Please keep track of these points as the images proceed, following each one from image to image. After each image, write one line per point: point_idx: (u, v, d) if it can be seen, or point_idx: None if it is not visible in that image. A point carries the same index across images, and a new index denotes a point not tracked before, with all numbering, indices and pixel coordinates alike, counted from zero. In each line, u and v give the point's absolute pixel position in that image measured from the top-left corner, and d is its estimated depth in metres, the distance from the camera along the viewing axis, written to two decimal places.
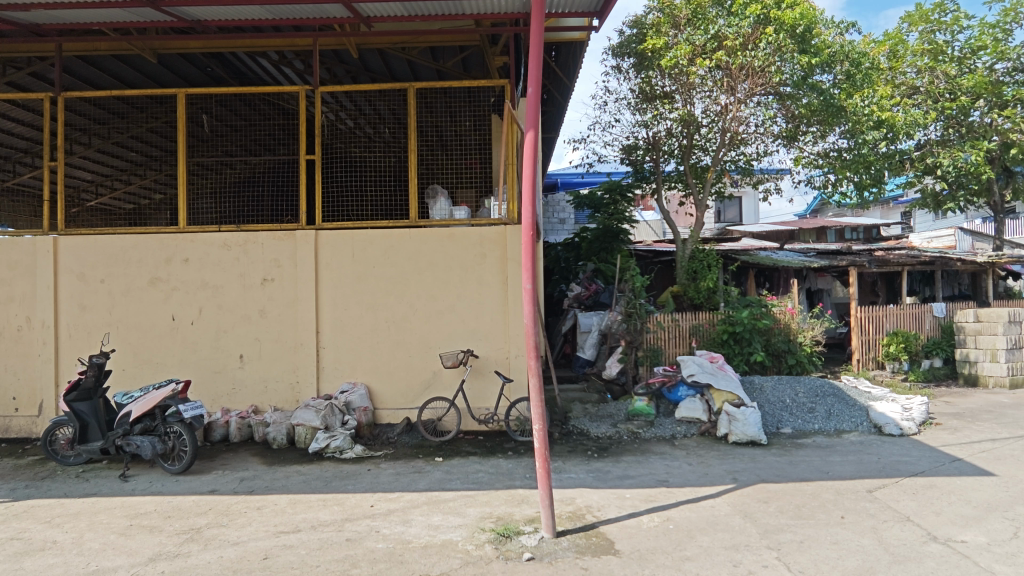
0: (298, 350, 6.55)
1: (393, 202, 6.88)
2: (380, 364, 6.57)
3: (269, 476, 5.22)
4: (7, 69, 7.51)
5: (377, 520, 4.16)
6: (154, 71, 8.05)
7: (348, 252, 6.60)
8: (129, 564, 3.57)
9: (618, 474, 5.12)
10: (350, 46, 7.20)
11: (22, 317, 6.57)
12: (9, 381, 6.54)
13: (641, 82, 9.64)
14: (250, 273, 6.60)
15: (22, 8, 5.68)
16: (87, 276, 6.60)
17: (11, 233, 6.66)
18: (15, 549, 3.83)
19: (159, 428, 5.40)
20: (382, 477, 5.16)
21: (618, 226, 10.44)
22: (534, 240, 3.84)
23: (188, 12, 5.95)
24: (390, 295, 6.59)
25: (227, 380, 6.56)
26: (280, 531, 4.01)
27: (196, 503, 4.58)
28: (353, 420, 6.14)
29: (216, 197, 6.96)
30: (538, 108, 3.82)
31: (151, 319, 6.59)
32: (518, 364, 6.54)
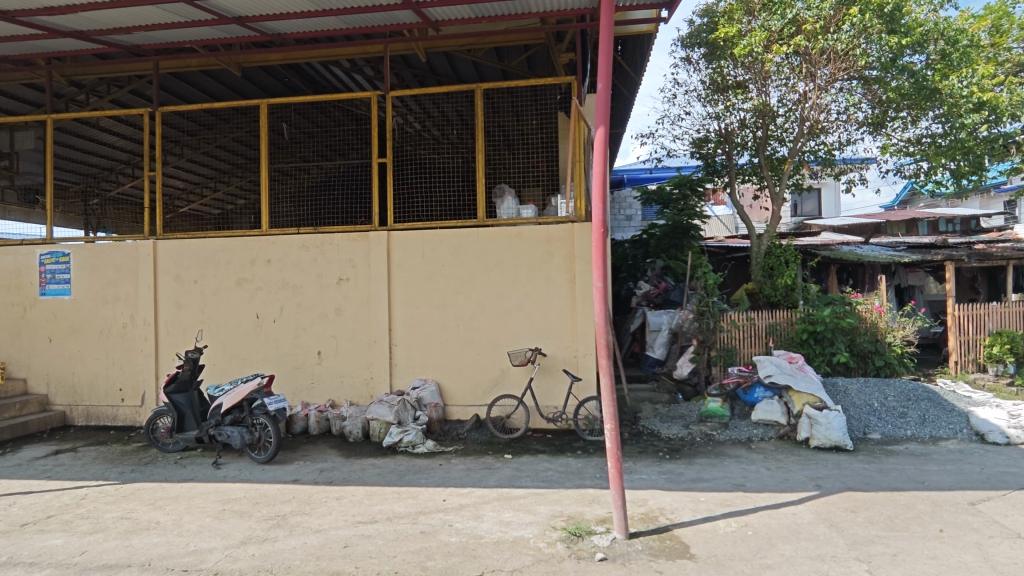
0: (372, 347, 6.78)
1: (461, 202, 6.99)
2: (450, 361, 6.70)
3: (347, 468, 5.44)
4: (111, 88, 8.19)
5: (450, 514, 4.24)
6: (238, 83, 8.59)
7: (418, 252, 6.77)
8: (223, 546, 3.81)
9: (691, 476, 4.97)
10: (419, 50, 7.35)
11: (126, 316, 7.15)
12: (116, 373, 7.14)
13: (712, 72, 9.35)
14: (327, 273, 6.89)
15: (125, 31, 6.18)
16: (182, 278, 7.11)
17: (115, 238, 7.26)
18: (124, 527, 4.18)
19: (246, 420, 5.73)
20: (453, 472, 5.25)
21: (689, 222, 10.22)
22: (604, 237, 3.80)
23: (270, 26, 6.28)
24: (459, 294, 6.70)
25: (307, 375, 6.88)
26: (358, 521, 4.16)
27: (281, 491, 4.84)
28: (424, 416, 6.28)
29: (293, 201, 7.25)
30: (609, 102, 3.77)
31: (238, 317, 7.01)
32: (586, 362, 6.48)
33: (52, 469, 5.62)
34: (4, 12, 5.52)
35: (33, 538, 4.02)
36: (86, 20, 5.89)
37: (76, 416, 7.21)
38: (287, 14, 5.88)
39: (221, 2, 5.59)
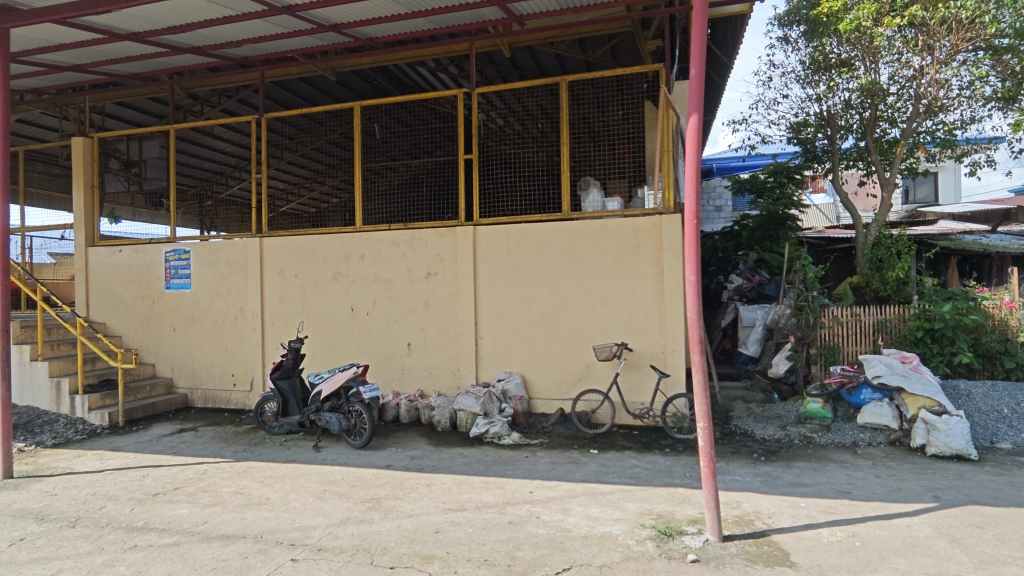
0: (459, 339, 6.95)
1: (546, 196, 6.98)
2: (535, 355, 6.74)
3: (436, 456, 5.62)
4: (221, 98, 8.92)
5: (537, 506, 4.27)
6: (332, 88, 9.07)
7: (504, 247, 6.84)
8: (326, 524, 4.06)
9: (790, 481, 4.71)
10: (503, 46, 7.40)
11: (237, 307, 7.76)
12: (229, 360, 7.77)
13: (813, 51, 8.75)
14: (416, 267, 7.13)
15: (235, 44, 6.67)
16: (285, 273, 7.61)
17: (225, 236, 7.88)
18: (239, 502, 4.54)
19: (344, 407, 6.07)
20: (539, 465, 5.29)
21: (785, 212, 9.63)
22: (699, 228, 3.66)
23: (363, 31, 6.56)
24: (543, 288, 6.71)
25: (398, 366, 7.17)
26: (449, 508, 4.29)
27: (376, 476, 5.08)
28: (509, 408, 6.38)
29: (383, 199, 7.55)
30: (704, 87, 3.62)
31: (335, 310, 7.41)
32: (674, 359, 6.31)
33: (177, 445, 6.22)
34: (135, 34, 6.09)
35: (164, 507, 4.47)
36: (202, 37, 6.40)
37: (196, 399, 7.93)
38: (379, 18, 6.12)
39: (320, 12, 5.89)
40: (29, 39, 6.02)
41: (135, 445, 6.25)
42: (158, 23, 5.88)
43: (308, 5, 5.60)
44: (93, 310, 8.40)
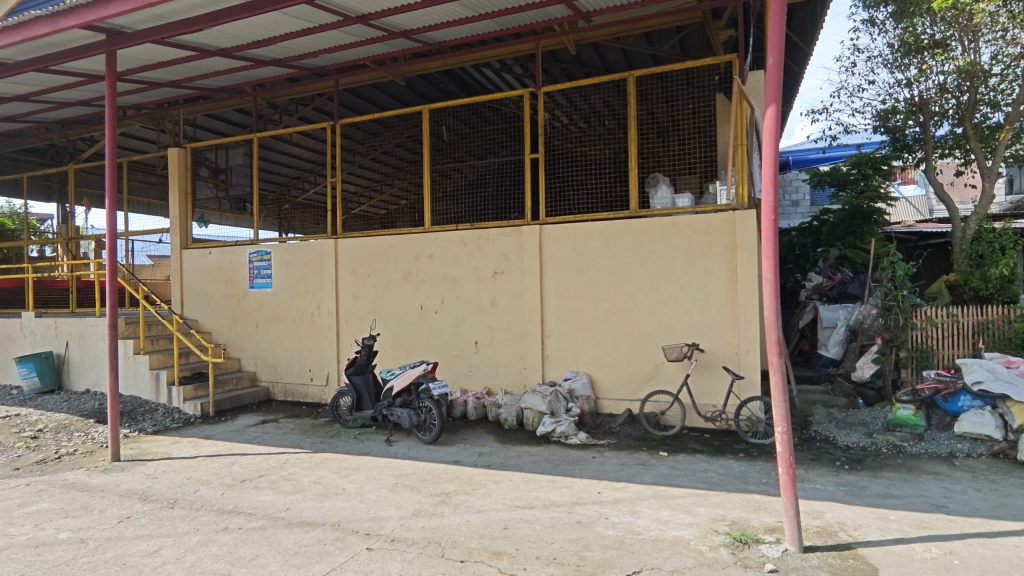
0: (525, 337, 6.98)
1: (613, 193, 6.90)
2: (602, 354, 6.67)
3: (503, 454, 5.67)
4: (298, 106, 9.37)
5: (606, 507, 4.23)
6: (401, 92, 9.34)
7: (570, 245, 6.82)
8: (398, 516, 4.18)
9: (878, 492, 4.42)
10: (569, 44, 7.35)
11: (314, 306, 8.14)
12: (306, 356, 8.17)
13: (902, 33, 8.13)
14: (483, 266, 7.22)
15: (313, 55, 7.00)
16: (358, 272, 7.91)
17: (303, 238, 8.29)
18: (318, 491, 4.77)
19: (414, 402, 6.24)
20: (606, 465, 5.23)
21: (870, 205, 9.21)
22: (776, 224, 3.51)
23: (432, 36, 6.72)
24: (610, 287, 6.63)
25: (465, 363, 7.29)
26: (517, 505, 4.32)
27: (445, 471, 5.19)
28: (576, 408, 6.36)
29: (450, 201, 7.68)
30: (782, 76, 3.45)
31: (405, 308, 7.63)
32: (749, 360, 6.07)
33: (261, 435, 6.59)
34: (223, 50, 6.50)
35: (250, 492, 4.76)
36: (283, 49, 6.75)
37: (276, 392, 8.37)
38: (447, 22, 6.25)
39: (391, 19, 6.07)
40: (132, 60, 6.55)
41: (224, 434, 6.68)
42: (243, 39, 6.25)
43: (380, 13, 5.78)
44: (187, 307, 9.05)
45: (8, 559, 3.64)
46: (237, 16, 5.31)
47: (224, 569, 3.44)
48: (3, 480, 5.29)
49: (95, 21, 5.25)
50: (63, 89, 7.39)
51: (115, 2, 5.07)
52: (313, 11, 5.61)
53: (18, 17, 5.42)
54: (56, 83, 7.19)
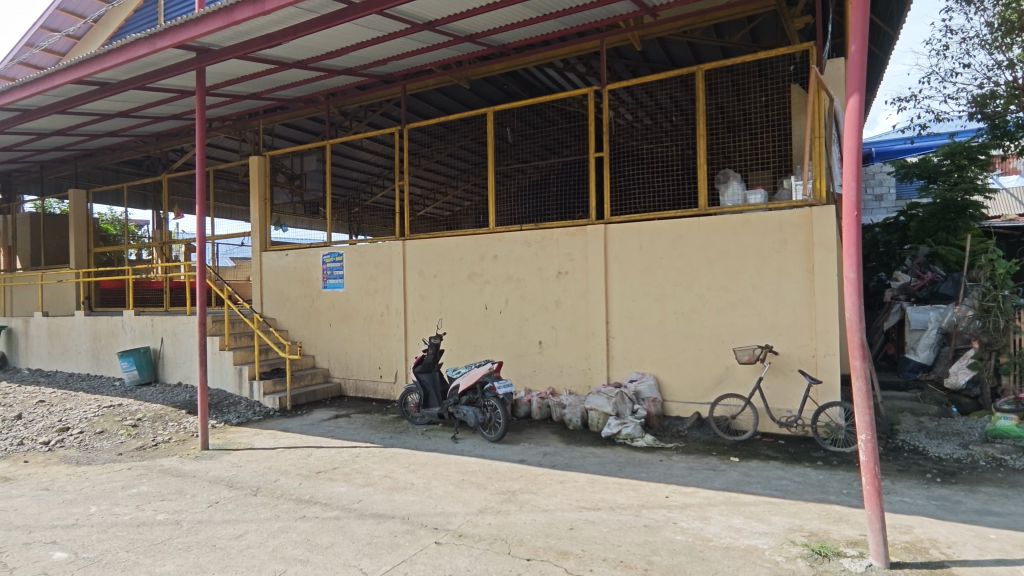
0: (590, 338, 6.93)
1: (681, 191, 6.75)
2: (669, 356, 6.52)
3: (569, 454, 5.65)
4: (367, 113, 9.71)
5: (674, 511, 4.14)
6: (464, 96, 9.51)
7: (636, 245, 6.71)
8: (465, 512, 4.25)
9: (975, 508, 4.09)
10: (634, 40, 7.24)
11: (383, 306, 8.41)
12: (376, 353, 8.45)
13: (1003, 10, 7.53)
14: (547, 266, 7.22)
15: (382, 63, 7.23)
16: (425, 273, 8.10)
17: (372, 240, 8.58)
18: (389, 484, 4.92)
19: (480, 401, 6.34)
20: (674, 469, 5.11)
21: (965, 199, 8.54)
22: (858, 220, 3.32)
23: (496, 39, 6.80)
24: (678, 287, 6.47)
25: (529, 363, 7.32)
26: (583, 507, 4.29)
27: (511, 470, 5.24)
28: (643, 410, 6.26)
29: (514, 201, 7.74)
30: (866, 63, 3.26)
31: (470, 308, 7.75)
32: (827, 363, 5.76)
33: (335, 429, 6.89)
34: (300, 62, 6.83)
35: (325, 483, 4.99)
36: (354, 58, 7.02)
37: (348, 388, 8.70)
38: (511, 24, 6.30)
39: (457, 24, 6.20)
40: (219, 75, 7.01)
41: (301, 427, 7.02)
42: (318, 50, 6.55)
43: (446, 19, 5.92)
44: (266, 306, 9.56)
45: (114, 536, 3.98)
46: (314, 29, 5.58)
47: (303, 555, 3.62)
48: (109, 463, 5.78)
49: (188, 40, 5.67)
50: (158, 104, 7.99)
51: (206, 22, 5.46)
52: (383, 20, 5.81)
53: (122, 40, 5.94)
54: (153, 99, 7.79)
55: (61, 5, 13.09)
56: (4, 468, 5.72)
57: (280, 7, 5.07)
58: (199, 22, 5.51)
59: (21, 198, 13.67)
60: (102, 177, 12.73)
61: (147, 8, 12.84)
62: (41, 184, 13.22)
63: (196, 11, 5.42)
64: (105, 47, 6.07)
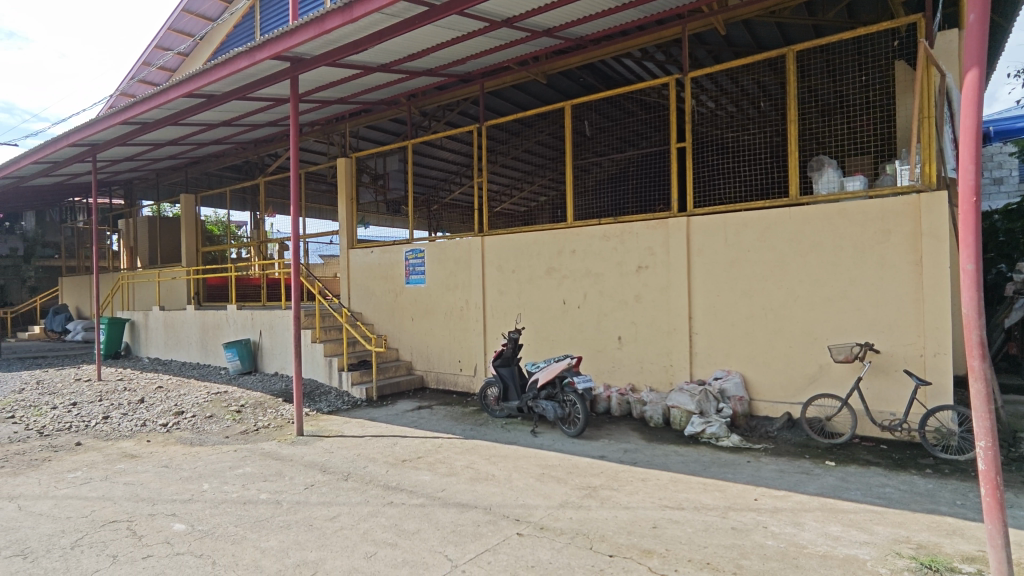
0: (672, 334, 6.75)
1: (769, 179, 6.46)
2: (757, 353, 6.24)
3: (650, 452, 5.55)
4: (445, 112, 9.92)
5: (764, 515, 3.97)
6: (540, 90, 9.53)
7: (722, 238, 6.46)
8: (547, 505, 4.28)
9: None
10: (718, 25, 6.97)
11: (463, 301, 8.61)
12: (457, 347, 8.67)
13: None
14: (627, 261, 7.10)
15: (461, 62, 7.38)
16: (503, 268, 8.20)
17: (453, 236, 8.79)
18: (471, 475, 5.04)
19: (559, 396, 6.35)
20: (763, 471, 4.89)
21: None
22: (977, 207, 2.94)
23: (574, 31, 6.75)
24: (767, 280, 6.17)
25: (608, 359, 7.25)
26: (666, 505, 4.21)
27: (591, 465, 5.21)
28: (728, 408, 6.04)
29: (592, 195, 7.66)
30: (987, 34, 2.89)
31: (548, 303, 7.76)
32: (937, 363, 5.31)
33: (418, 420, 7.14)
34: (383, 66, 7.08)
35: (410, 472, 5.18)
36: (435, 59, 7.21)
37: (430, 380, 8.98)
38: (590, 16, 6.24)
39: (535, 19, 6.21)
40: (310, 82, 7.41)
41: (386, 417, 7.33)
42: (401, 53, 6.76)
43: (524, 14, 5.94)
44: (353, 300, 10.03)
45: (225, 511, 4.34)
46: (397, 33, 5.78)
47: (392, 539, 3.79)
48: (218, 445, 6.30)
49: (284, 51, 6.04)
50: (256, 112, 8.56)
51: (299, 33, 5.79)
52: (464, 20, 5.91)
53: (225, 55, 6.41)
54: (252, 108, 8.36)
55: (173, 26, 14.36)
56: (131, 446, 6.37)
57: (366, 14, 5.28)
58: (293, 34, 5.84)
59: (140, 203, 15.11)
60: (207, 182, 13.81)
61: (245, 23, 13.84)
62: (157, 190, 14.55)
63: (290, 22, 5.76)
64: (211, 61, 6.57)
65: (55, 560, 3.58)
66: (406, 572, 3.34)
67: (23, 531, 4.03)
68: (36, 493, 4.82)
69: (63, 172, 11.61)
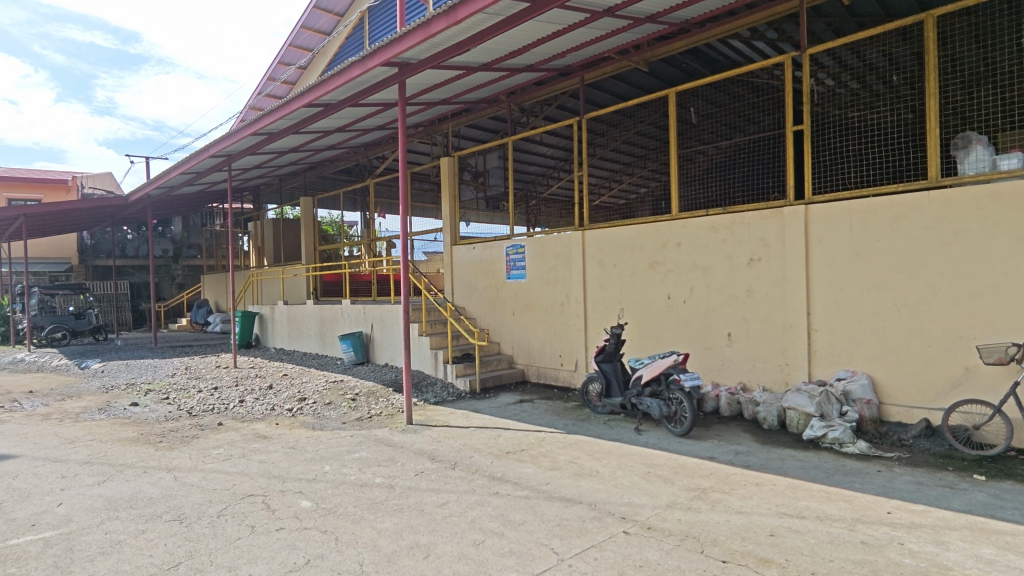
0: (787, 331, 6.34)
1: (902, 161, 5.84)
2: (888, 352, 5.69)
3: (764, 455, 5.25)
4: (543, 107, 9.91)
5: (900, 530, 3.61)
6: (640, 79, 9.30)
7: (846, 227, 5.95)
8: (654, 505, 4.18)
9: None
10: None
11: (563, 295, 8.60)
12: (558, 342, 8.68)
13: None
14: (737, 253, 6.74)
15: (561, 56, 7.36)
16: (604, 262, 8.09)
17: (553, 231, 8.79)
18: (574, 470, 5.04)
19: (664, 393, 6.17)
20: (897, 483, 4.45)
21: None
22: None
23: (680, 15, 6.49)
24: (901, 272, 5.60)
25: (717, 356, 6.94)
26: (784, 513, 3.96)
27: (700, 466, 5.02)
28: (853, 412, 5.56)
29: (696, 186, 7.35)
30: None
31: (652, 298, 7.56)
32: None
33: (520, 413, 7.25)
34: (485, 65, 7.21)
35: (515, 463, 5.27)
36: (536, 55, 7.24)
37: (531, 374, 9.07)
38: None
39: (638, 6, 6.04)
40: (416, 86, 7.71)
41: (490, 409, 7.51)
42: (502, 51, 6.85)
43: (627, 2, 5.79)
44: (456, 295, 10.36)
45: (344, 492, 4.65)
46: (500, 31, 5.86)
47: (499, 528, 3.87)
48: (336, 430, 6.77)
49: (393, 58, 6.32)
50: (366, 117, 9.05)
51: (407, 39, 6.04)
52: (564, 13, 5.87)
53: (340, 65, 6.83)
54: (364, 113, 8.86)
55: (293, 41, 15.67)
56: (263, 427, 7.01)
57: (470, 15, 5.40)
58: (401, 40, 6.10)
59: (267, 206, 16.54)
60: (323, 185, 14.83)
61: (355, 34, 14.72)
62: (280, 194, 15.88)
63: (398, 29, 6.02)
64: (328, 72, 7.02)
65: (205, 526, 4.02)
66: (513, 561, 3.40)
67: (179, 499, 4.58)
68: (188, 466, 5.46)
69: (204, 181, 12.98)
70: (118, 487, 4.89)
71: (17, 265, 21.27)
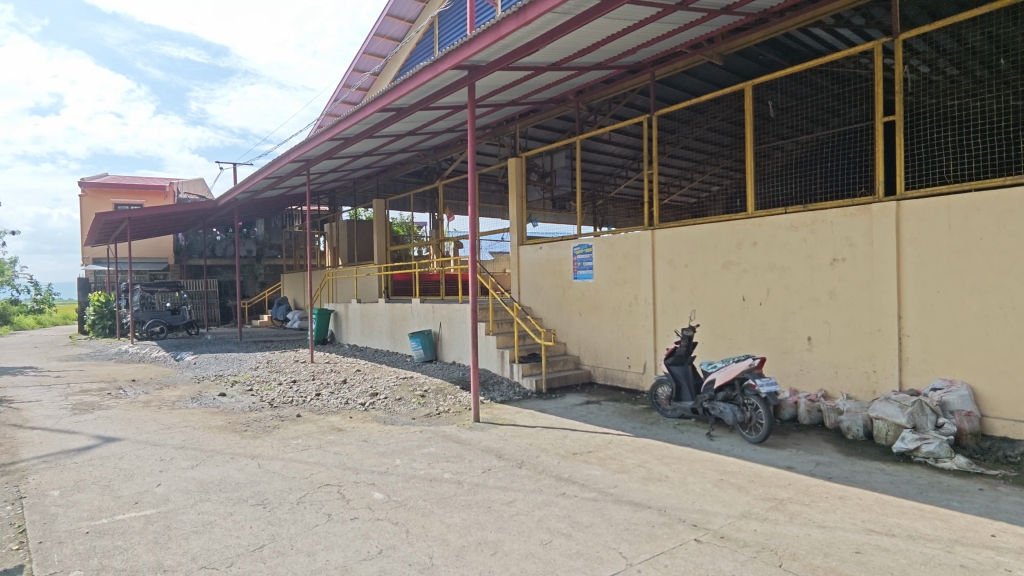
0: (875, 336, 5.95)
1: (1010, 153, 5.33)
2: (991, 361, 5.22)
3: (849, 467, 4.94)
4: (610, 105, 9.80)
5: (1006, 555, 3.31)
6: (712, 73, 9.02)
7: (944, 225, 5.49)
8: (727, 514, 4.03)
9: None
10: None
11: (631, 296, 8.46)
12: (626, 344, 8.54)
13: None
14: (819, 253, 6.39)
15: (631, 52, 7.23)
16: (675, 262, 7.88)
17: (622, 231, 8.66)
18: (642, 474, 4.94)
19: (738, 399, 5.94)
20: (1002, 503, 4.08)
21: None
22: None
23: (757, 5, 6.23)
24: (1008, 274, 5.12)
25: (795, 361, 6.62)
26: (871, 529, 3.71)
27: (777, 475, 4.80)
28: (951, 425, 5.14)
29: (774, 183, 7.04)
30: None
31: (725, 300, 7.30)
32: None
33: (587, 414, 7.18)
34: (553, 65, 7.20)
35: (582, 465, 5.23)
36: (606, 52, 7.15)
37: (598, 375, 8.97)
38: None
39: None
40: (485, 88, 7.80)
41: (556, 409, 7.50)
42: (571, 50, 6.82)
43: None
44: (523, 295, 10.40)
45: (414, 486, 4.77)
46: (569, 30, 5.84)
47: (567, 529, 3.86)
48: (406, 425, 6.96)
49: (463, 61, 6.43)
50: (436, 120, 9.25)
51: (477, 41, 6.12)
52: (636, 9, 5.77)
53: (412, 70, 7.02)
54: (434, 116, 9.05)
55: (367, 50, 16.29)
56: (338, 420, 7.31)
57: (540, 15, 5.41)
58: (471, 43, 6.19)
59: (341, 209, 17.24)
60: (394, 187, 15.29)
61: (426, 40, 15.11)
62: (354, 196, 16.51)
63: (468, 33, 6.11)
64: (401, 77, 7.23)
65: (286, 512, 4.24)
66: (581, 563, 3.38)
67: (262, 485, 4.85)
68: (270, 454, 5.77)
69: (285, 185, 13.71)
70: (209, 471, 5.25)
71: (122, 265, 23.23)
